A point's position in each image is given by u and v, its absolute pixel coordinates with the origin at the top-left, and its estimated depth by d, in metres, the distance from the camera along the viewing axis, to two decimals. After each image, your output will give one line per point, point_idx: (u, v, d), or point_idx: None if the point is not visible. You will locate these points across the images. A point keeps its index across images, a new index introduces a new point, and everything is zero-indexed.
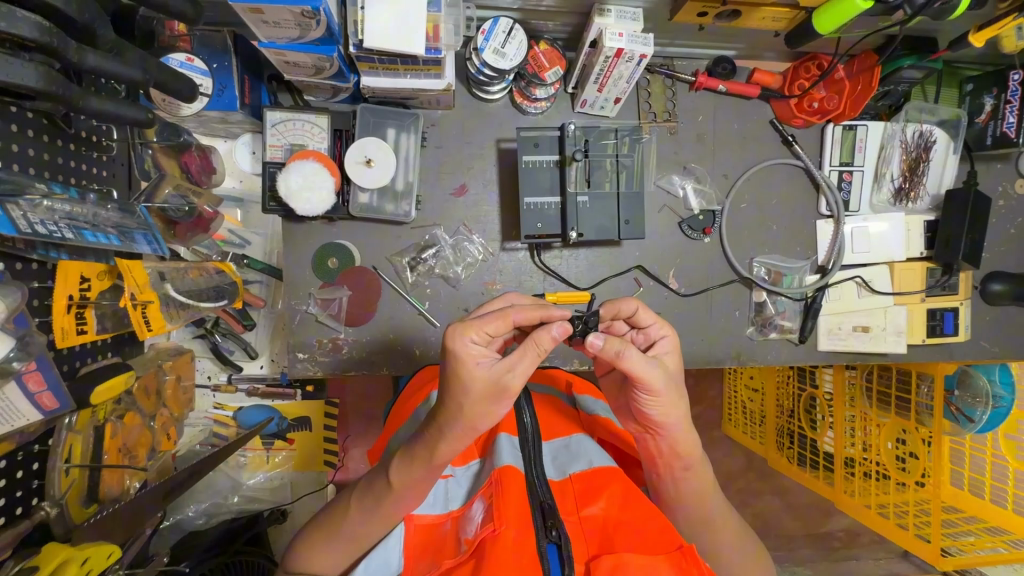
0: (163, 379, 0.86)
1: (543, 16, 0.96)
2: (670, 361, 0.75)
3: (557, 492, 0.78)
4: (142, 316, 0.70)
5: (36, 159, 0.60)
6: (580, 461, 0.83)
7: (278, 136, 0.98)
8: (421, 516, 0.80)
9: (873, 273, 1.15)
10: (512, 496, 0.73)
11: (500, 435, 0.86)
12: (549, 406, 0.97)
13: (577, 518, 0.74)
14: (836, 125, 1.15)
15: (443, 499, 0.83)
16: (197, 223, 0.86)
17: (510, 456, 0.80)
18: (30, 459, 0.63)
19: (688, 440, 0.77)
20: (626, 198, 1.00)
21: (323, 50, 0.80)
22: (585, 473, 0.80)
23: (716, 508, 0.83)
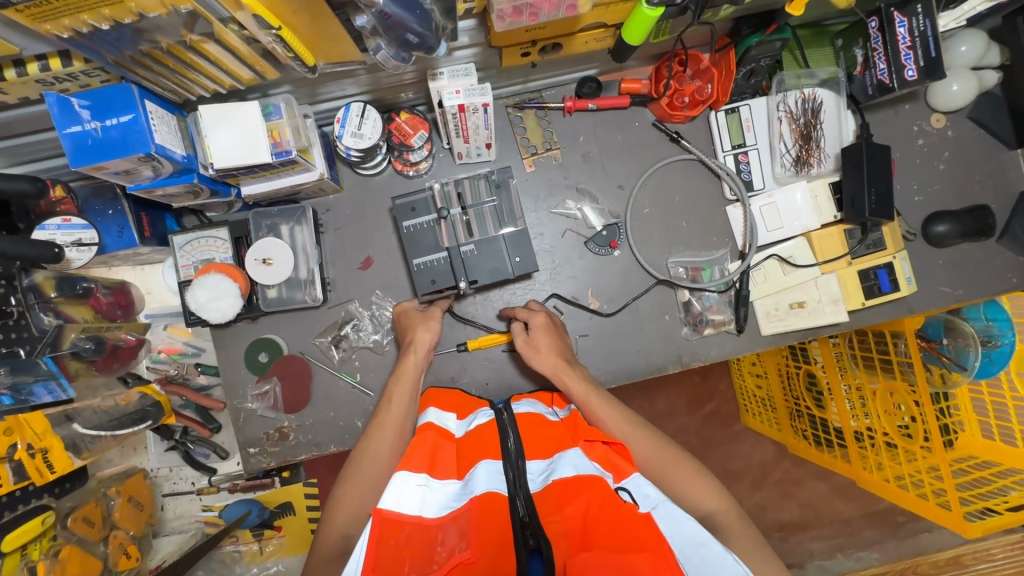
0: (109, 503, 0.93)
1: (394, 90, 1.03)
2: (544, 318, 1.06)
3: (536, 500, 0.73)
4: (44, 461, 0.77)
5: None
6: (560, 466, 0.76)
7: (187, 256, 1.07)
8: (391, 510, 0.72)
9: (791, 248, 1.12)
10: (491, 520, 0.69)
11: (481, 461, 0.79)
12: (532, 423, 0.89)
13: (555, 520, 0.68)
14: (718, 111, 1.15)
15: (416, 503, 0.75)
16: (113, 354, 0.96)
17: (491, 478, 0.75)
18: None
19: (574, 376, 0.97)
20: (509, 239, 1.03)
21: (183, 180, 0.88)
22: (564, 479, 0.73)
23: (645, 443, 0.86)
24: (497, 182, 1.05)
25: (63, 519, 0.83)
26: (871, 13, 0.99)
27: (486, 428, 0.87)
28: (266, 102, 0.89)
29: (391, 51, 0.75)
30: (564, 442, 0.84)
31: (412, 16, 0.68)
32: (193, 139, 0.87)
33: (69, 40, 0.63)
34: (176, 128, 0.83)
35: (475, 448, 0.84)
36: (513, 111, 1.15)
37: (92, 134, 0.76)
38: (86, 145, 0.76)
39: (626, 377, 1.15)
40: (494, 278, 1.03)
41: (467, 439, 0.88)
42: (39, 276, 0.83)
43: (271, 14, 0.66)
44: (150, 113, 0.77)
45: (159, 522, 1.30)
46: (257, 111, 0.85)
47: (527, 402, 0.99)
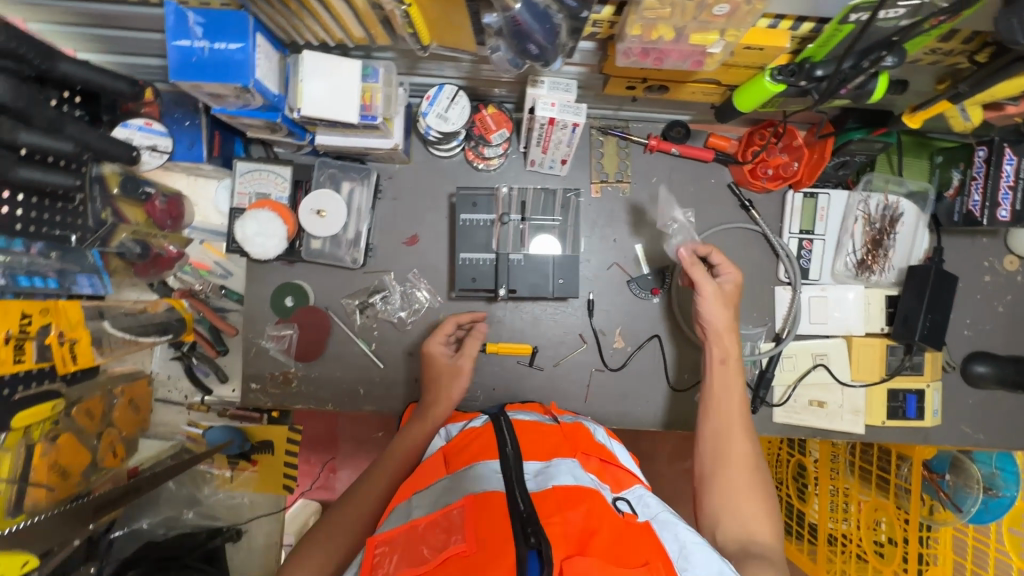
0: (112, 402, 0.95)
1: (489, 83, 1.02)
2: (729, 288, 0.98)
3: (534, 499, 0.69)
4: (70, 352, 0.75)
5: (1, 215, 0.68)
6: (559, 473, 0.74)
7: (246, 185, 1.08)
8: (381, 537, 0.69)
9: (828, 348, 1.10)
10: (488, 518, 0.65)
11: (479, 460, 0.77)
12: (529, 429, 0.88)
13: (555, 521, 0.64)
14: (797, 192, 1.13)
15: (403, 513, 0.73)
16: (153, 261, 0.97)
17: (487, 478, 0.74)
18: None
19: (729, 345, 0.96)
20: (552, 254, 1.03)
21: (268, 116, 0.88)
22: (563, 485, 0.71)
23: (739, 446, 0.88)
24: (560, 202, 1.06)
25: (69, 407, 0.84)
26: (983, 142, 0.97)
27: (481, 433, 0.85)
28: (367, 63, 0.88)
29: (507, 55, 0.74)
30: (560, 450, 0.82)
31: (539, 28, 0.68)
32: (287, 80, 0.87)
33: None
34: (275, 64, 0.84)
35: (470, 450, 0.82)
36: (595, 134, 1.14)
37: (199, 53, 0.76)
38: (190, 62, 0.76)
39: (628, 422, 1.15)
40: (536, 293, 1.03)
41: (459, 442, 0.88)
42: (107, 169, 0.85)
43: None
44: (257, 46, 0.78)
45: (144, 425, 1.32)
46: (357, 70, 0.86)
47: (523, 412, 0.97)
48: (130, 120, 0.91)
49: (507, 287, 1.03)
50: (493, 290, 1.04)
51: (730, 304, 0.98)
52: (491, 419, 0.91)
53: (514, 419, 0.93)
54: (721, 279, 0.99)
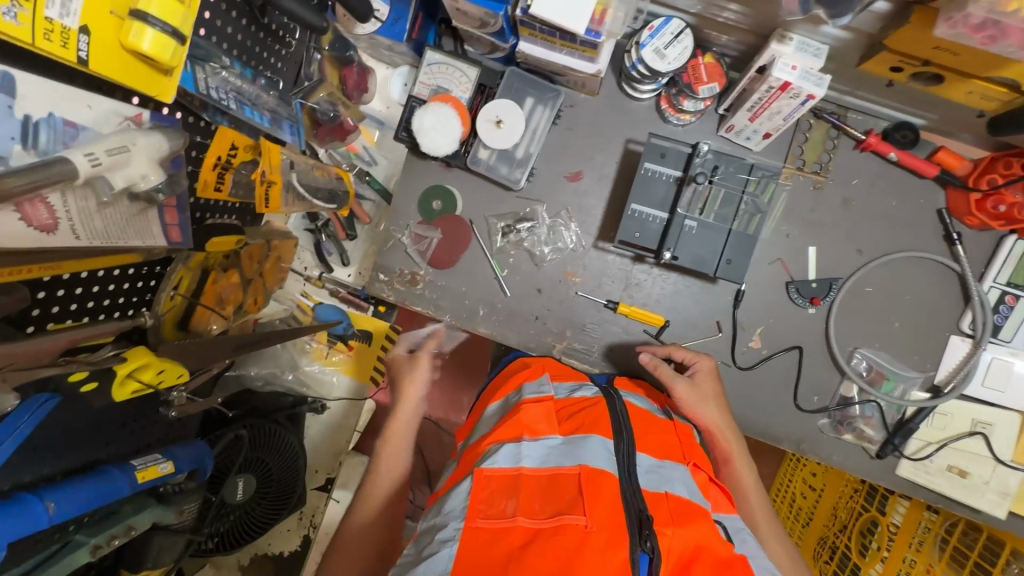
0: (268, 254, 0.97)
1: (720, 28, 0.91)
2: (704, 377, 0.99)
3: (649, 500, 0.66)
4: (265, 193, 0.81)
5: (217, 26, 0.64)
6: (675, 481, 0.70)
7: (429, 75, 1.05)
8: (492, 469, 0.68)
9: (994, 417, 0.99)
10: (605, 503, 0.63)
11: (594, 433, 0.72)
12: (643, 415, 0.84)
13: (667, 534, 0.62)
14: (1020, 239, 0.98)
15: (514, 453, 0.70)
16: (336, 130, 0.96)
17: (605, 454, 0.70)
18: (150, 276, 0.79)
19: (708, 412, 0.97)
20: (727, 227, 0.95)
21: (492, 6, 0.84)
22: (680, 497, 0.67)
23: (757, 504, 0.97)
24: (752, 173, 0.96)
25: (241, 246, 0.89)
26: None
27: (595, 406, 0.79)
28: None
29: None
30: (675, 453, 0.78)
31: None
32: None
33: None
34: None
35: (586, 416, 0.77)
36: (807, 114, 1.02)
37: None
38: None
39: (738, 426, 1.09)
40: (699, 267, 0.95)
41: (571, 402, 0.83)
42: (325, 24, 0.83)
43: None
44: None
45: None
46: None
47: (630, 392, 0.92)
48: None
49: (671, 251, 0.95)
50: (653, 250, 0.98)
51: (716, 391, 0.99)
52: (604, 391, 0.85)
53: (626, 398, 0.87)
54: (694, 377, 0.99)
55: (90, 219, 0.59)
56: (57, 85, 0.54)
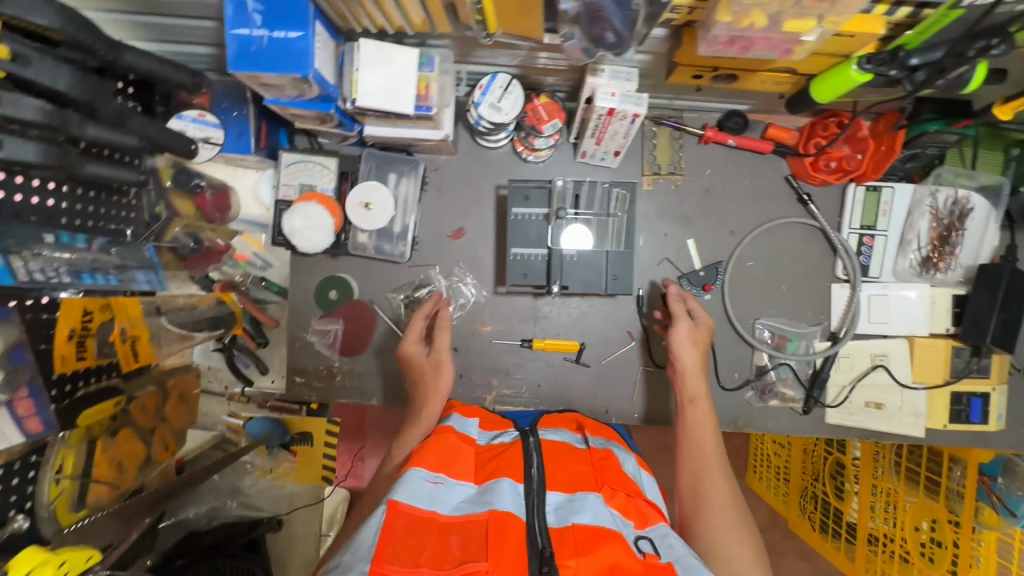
0: (166, 395, 0.94)
1: (544, 72, 0.98)
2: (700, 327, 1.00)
3: (555, 537, 0.70)
4: (132, 349, 0.80)
5: (45, 206, 0.62)
6: (581, 509, 0.73)
7: (291, 176, 1.06)
8: (407, 504, 0.70)
9: (890, 347, 1.06)
10: (511, 550, 0.67)
11: (503, 477, 0.78)
12: (557, 452, 0.89)
13: (569, 566, 0.65)
14: (858, 185, 1.09)
15: (429, 494, 0.73)
16: (204, 255, 0.96)
17: (512, 497, 0.74)
18: (26, 467, 0.68)
19: (691, 354, 0.97)
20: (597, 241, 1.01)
21: (321, 107, 0.86)
22: (586, 524, 0.70)
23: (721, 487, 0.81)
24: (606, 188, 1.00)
25: (127, 403, 0.82)
26: None
27: (509, 450, 0.86)
28: (423, 51, 0.85)
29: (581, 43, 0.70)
30: (591, 479, 0.81)
31: (619, 13, 0.65)
32: (341, 69, 0.84)
33: None
34: (332, 54, 0.80)
35: (496, 465, 0.82)
36: (648, 124, 1.09)
37: (258, 43, 0.73)
38: (249, 51, 0.73)
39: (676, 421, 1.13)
40: (585, 288, 1.01)
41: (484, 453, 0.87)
42: (160, 161, 0.82)
43: None
44: (316, 35, 0.74)
45: None
46: (414, 60, 0.82)
47: (551, 429, 0.97)
48: (186, 112, 0.92)
49: (558, 281, 1.01)
50: (542, 284, 1.02)
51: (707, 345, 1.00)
52: (520, 436, 0.91)
53: (545, 439, 0.92)
54: (698, 320, 1.02)
55: None
56: None
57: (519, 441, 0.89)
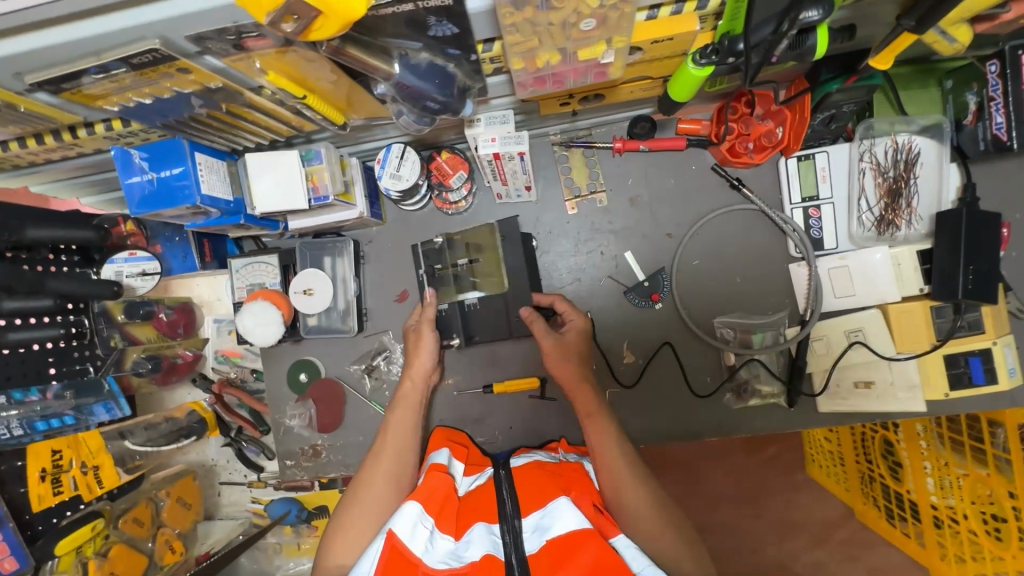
0: (160, 504, 1.04)
1: (436, 132, 1.01)
2: (570, 335, 1.02)
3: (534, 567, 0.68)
4: (95, 478, 0.89)
5: None
6: (555, 523, 0.72)
7: (243, 278, 1.14)
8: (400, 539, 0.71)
9: (865, 320, 0.97)
10: None
11: (477, 519, 0.76)
12: (532, 475, 0.86)
13: None
14: (789, 158, 1.02)
15: (415, 544, 0.71)
16: (170, 370, 1.06)
17: (486, 538, 0.72)
18: None
19: (564, 365, 0.99)
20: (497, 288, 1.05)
21: (231, 220, 0.92)
22: (558, 537, 0.69)
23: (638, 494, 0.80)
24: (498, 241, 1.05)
25: (116, 520, 0.92)
26: (993, 54, 0.83)
27: (484, 489, 0.85)
28: (309, 148, 0.91)
29: (413, 117, 0.73)
30: (556, 489, 0.81)
31: (430, 85, 0.68)
32: (241, 183, 0.92)
33: (121, 110, 0.68)
34: (225, 174, 0.88)
35: (473, 508, 0.80)
36: (558, 150, 1.09)
37: (147, 184, 0.81)
38: (144, 196, 0.82)
39: (658, 439, 1.09)
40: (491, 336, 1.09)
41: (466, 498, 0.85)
42: (109, 301, 0.91)
43: (296, 85, 0.67)
44: (198, 164, 0.82)
45: (215, 507, 1.44)
46: (297, 160, 0.88)
47: (525, 455, 0.99)
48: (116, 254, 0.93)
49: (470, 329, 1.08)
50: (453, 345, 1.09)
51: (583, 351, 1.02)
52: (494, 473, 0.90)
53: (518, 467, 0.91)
54: (568, 333, 1.02)
55: None
56: None
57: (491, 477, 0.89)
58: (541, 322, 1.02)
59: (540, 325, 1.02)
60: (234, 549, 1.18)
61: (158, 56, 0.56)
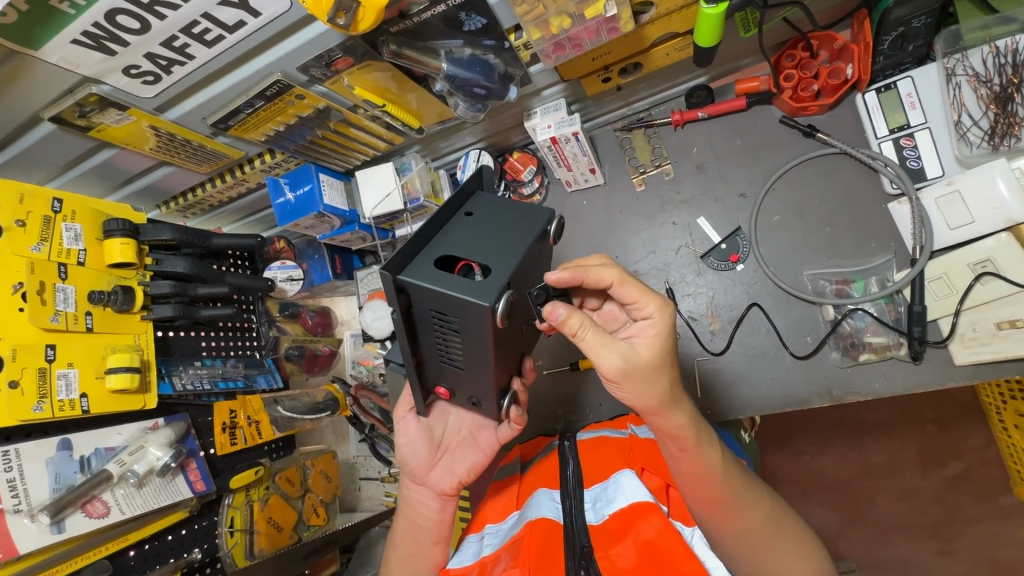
0: (306, 471, 1.22)
1: (506, 134, 1.15)
2: (648, 338, 0.70)
3: (593, 536, 0.71)
4: (258, 430, 1.10)
5: (184, 344, 0.99)
6: (617, 496, 0.75)
7: (366, 287, 1.34)
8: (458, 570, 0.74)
9: (990, 251, 0.86)
10: (541, 540, 0.70)
11: (540, 489, 0.82)
12: (596, 450, 0.87)
13: (610, 556, 0.67)
14: (866, 92, 0.97)
15: (478, 548, 0.78)
16: (313, 360, 1.30)
17: (547, 505, 0.78)
18: (203, 516, 0.99)
19: (655, 385, 0.69)
20: (493, 240, 0.63)
21: (348, 228, 1.15)
22: (619, 510, 0.72)
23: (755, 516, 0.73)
24: (466, 210, 0.68)
25: (274, 475, 1.14)
26: None
27: (549, 462, 0.89)
28: (402, 162, 1.11)
29: (467, 105, 0.88)
30: (620, 462, 0.81)
31: (476, 73, 0.82)
32: (356, 198, 1.15)
33: (266, 140, 0.93)
34: (342, 190, 1.12)
35: (537, 481, 0.86)
36: (620, 134, 1.15)
37: (289, 202, 1.07)
38: (286, 210, 1.08)
39: (759, 408, 1.01)
40: (423, 284, 0.56)
41: (531, 476, 0.90)
42: (269, 302, 1.20)
43: (376, 94, 0.86)
44: (321, 182, 1.06)
45: (355, 500, 1.55)
46: (392, 170, 1.08)
47: (592, 429, 0.95)
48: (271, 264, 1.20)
49: (438, 326, 0.62)
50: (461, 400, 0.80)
51: (662, 360, 0.69)
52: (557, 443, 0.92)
53: (585, 438, 0.92)
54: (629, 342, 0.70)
55: (132, 497, 0.84)
56: (93, 430, 0.84)
57: (555, 450, 0.91)
58: (594, 335, 0.66)
59: (595, 338, 0.66)
60: (364, 525, 1.31)
61: (280, 87, 0.79)
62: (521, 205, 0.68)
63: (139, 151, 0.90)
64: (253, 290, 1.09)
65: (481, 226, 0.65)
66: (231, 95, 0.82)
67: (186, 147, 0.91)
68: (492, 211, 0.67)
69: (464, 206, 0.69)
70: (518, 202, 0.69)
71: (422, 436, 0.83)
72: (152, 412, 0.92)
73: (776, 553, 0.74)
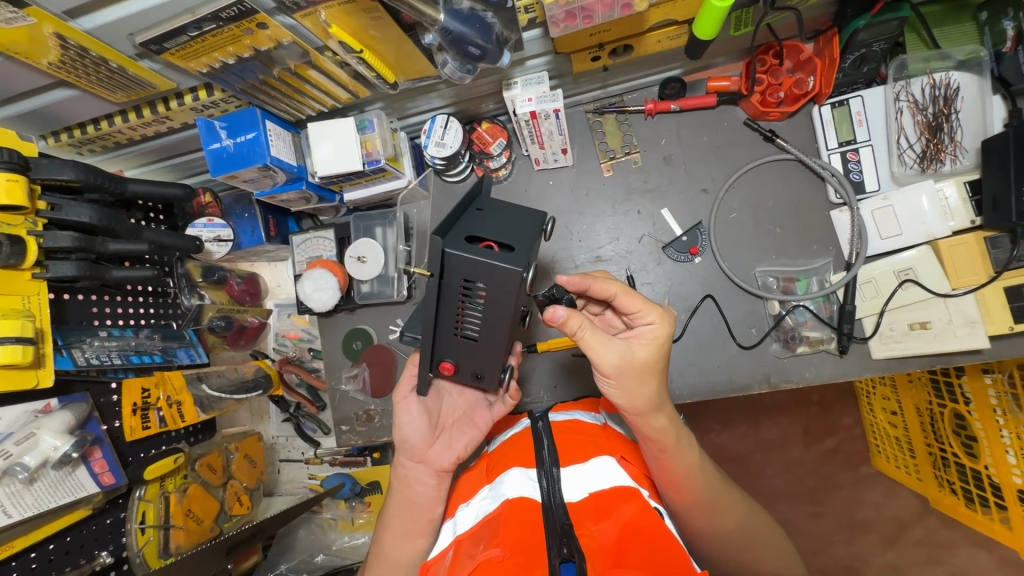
0: (229, 456, 1.09)
1: (477, 101, 1.08)
2: (647, 343, 0.71)
3: (574, 514, 0.68)
4: (178, 412, 0.95)
5: (82, 312, 0.82)
6: (598, 479, 0.73)
7: (303, 253, 1.21)
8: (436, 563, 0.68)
9: (913, 262, 0.97)
10: (520, 522, 0.65)
11: (513, 467, 0.77)
12: (573, 433, 0.85)
13: (590, 534, 0.64)
14: (822, 105, 1.04)
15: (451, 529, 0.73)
16: (240, 332, 1.15)
17: (522, 485, 0.72)
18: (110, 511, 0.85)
19: (646, 388, 0.70)
20: (514, 229, 0.68)
21: (295, 186, 1.02)
22: (601, 490, 0.70)
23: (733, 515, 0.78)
24: (476, 206, 0.71)
25: (193, 461, 1.00)
26: None
27: (522, 439, 0.86)
28: (361, 118, 0.99)
29: (456, 64, 0.81)
30: (601, 449, 0.81)
31: (472, 29, 0.74)
32: (304, 153, 1.02)
33: (208, 74, 0.77)
34: (290, 142, 0.98)
35: (508, 458, 0.81)
36: (592, 117, 1.13)
37: (226, 149, 0.92)
38: (222, 159, 0.92)
39: (704, 393, 1.07)
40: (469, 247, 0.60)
41: (499, 453, 0.85)
42: (189, 265, 1.05)
43: (353, 38, 0.75)
44: (268, 130, 0.92)
45: (274, 485, 1.41)
46: (352, 126, 0.96)
47: (564, 411, 0.95)
48: (195, 221, 1.05)
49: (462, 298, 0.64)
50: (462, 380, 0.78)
51: (655, 363, 0.70)
52: (529, 423, 0.90)
53: (561, 420, 0.91)
54: (627, 342, 0.70)
55: (21, 497, 0.70)
56: None
57: (527, 429, 0.88)
58: (592, 332, 0.68)
59: (593, 337, 0.68)
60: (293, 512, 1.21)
61: (241, 10, 0.66)
62: (516, 209, 0.72)
63: (32, 65, 0.71)
64: (172, 250, 0.92)
65: (498, 217, 0.69)
66: (174, 11, 0.67)
67: (101, 69, 0.73)
68: (502, 210, 0.72)
69: (474, 203, 0.72)
70: (519, 207, 0.73)
71: (423, 414, 0.81)
72: (42, 391, 0.76)
73: (749, 548, 0.79)
